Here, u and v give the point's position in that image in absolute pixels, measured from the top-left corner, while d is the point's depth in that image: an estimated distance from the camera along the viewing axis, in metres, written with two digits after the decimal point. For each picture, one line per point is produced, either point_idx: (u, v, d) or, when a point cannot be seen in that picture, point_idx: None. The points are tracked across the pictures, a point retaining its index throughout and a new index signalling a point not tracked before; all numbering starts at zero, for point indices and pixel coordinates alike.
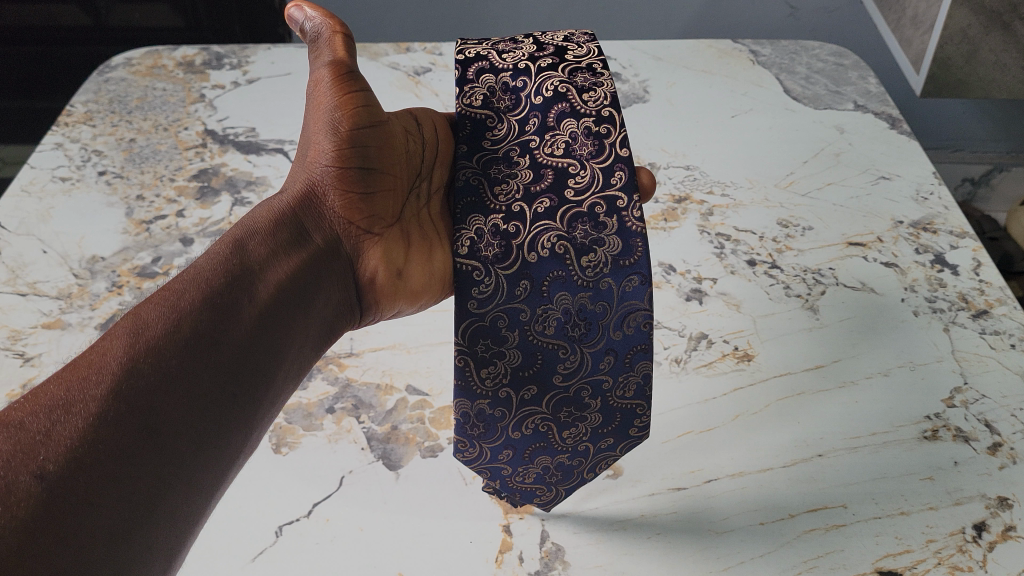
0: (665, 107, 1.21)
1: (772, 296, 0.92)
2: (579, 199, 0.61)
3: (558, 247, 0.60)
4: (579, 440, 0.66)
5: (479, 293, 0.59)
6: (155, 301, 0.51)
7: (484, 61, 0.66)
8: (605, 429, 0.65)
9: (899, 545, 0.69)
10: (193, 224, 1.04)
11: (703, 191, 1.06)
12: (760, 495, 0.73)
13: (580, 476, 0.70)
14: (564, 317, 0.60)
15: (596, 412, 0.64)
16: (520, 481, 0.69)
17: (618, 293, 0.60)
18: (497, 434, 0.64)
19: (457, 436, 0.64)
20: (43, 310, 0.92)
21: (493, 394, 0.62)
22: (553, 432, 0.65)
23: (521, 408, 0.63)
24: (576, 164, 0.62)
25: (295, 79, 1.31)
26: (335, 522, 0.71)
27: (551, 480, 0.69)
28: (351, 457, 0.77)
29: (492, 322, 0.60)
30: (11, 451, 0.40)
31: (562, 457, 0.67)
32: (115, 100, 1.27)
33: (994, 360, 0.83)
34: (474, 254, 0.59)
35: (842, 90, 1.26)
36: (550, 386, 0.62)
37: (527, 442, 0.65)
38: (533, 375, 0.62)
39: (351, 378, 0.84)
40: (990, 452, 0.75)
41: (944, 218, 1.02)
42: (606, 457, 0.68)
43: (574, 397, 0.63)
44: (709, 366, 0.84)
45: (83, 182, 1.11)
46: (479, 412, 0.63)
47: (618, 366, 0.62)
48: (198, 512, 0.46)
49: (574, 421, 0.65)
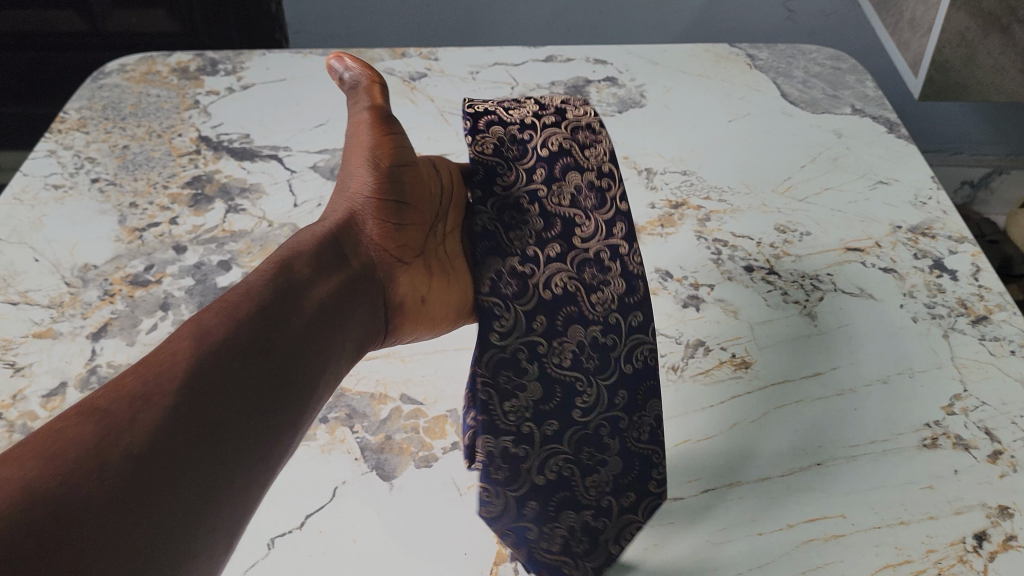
0: (661, 113, 1.21)
1: (770, 303, 0.91)
2: (586, 245, 0.65)
3: (568, 285, 0.63)
4: (601, 491, 0.65)
5: (503, 327, 0.60)
6: (210, 309, 0.48)
7: (493, 115, 0.64)
8: (626, 478, 0.66)
9: (899, 555, 0.68)
10: (186, 231, 1.03)
11: (700, 197, 1.06)
12: (759, 506, 0.72)
13: (606, 549, 0.66)
14: (579, 349, 0.63)
15: (616, 456, 0.65)
16: (545, 551, 0.65)
17: (625, 327, 0.65)
18: (521, 482, 0.63)
19: (482, 483, 0.62)
20: (34, 319, 0.91)
21: (516, 431, 0.62)
22: (575, 479, 0.64)
23: (544, 446, 0.63)
24: (581, 214, 0.65)
25: (291, 85, 1.30)
26: (329, 533, 0.70)
27: (576, 550, 0.66)
28: (344, 467, 0.76)
29: (515, 355, 0.61)
30: (93, 439, 0.37)
31: (585, 513, 0.65)
32: (109, 107, 1.26)
33: (995, 367, 0.83)
34: (498, 292, 0.60)
35: (840, 94, 1.25)
36: (571, 422, 0.63)
37: (550, 491, 0.64)
38: (554, 410, 0.63)
39: (345, 388, 0.83)
40: (990, 460, 0.75)
41: (943, 222, 1.01)
42: (630, 519, 0.67)
43: (594, 435, 0.64)
44: (707, 373, 0.83)
45: (75, 190, 1.10)
46: (503, 452, 0.61)
47: (631, 403, 0.65)
48: (245, 524, 0.42)
49: (595, 465, 0.65)
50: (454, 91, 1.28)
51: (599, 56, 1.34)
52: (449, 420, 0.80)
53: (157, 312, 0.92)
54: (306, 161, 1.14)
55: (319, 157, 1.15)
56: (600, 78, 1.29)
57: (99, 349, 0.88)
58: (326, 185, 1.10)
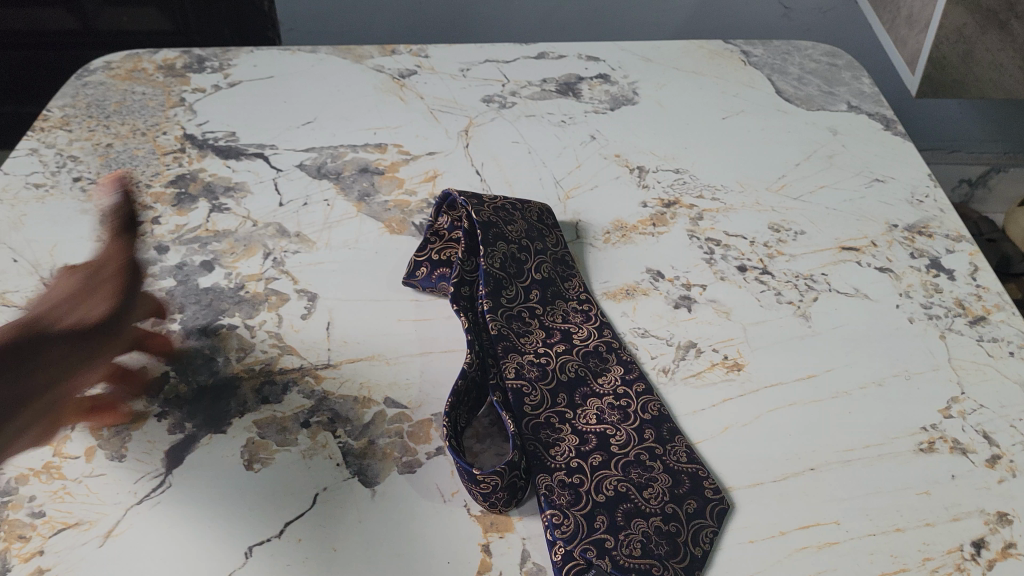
0: (653, 110, 1.19)
1: (763, 303, 0.89)
2: (560, 301, 0.89)
3: (558, 336, 0.84)
4: (662, 501, 0.69)
5: (530, 402, 0.77)
6: None
7: None
8: (680, 489, 0.70)
9: (895, 564, 0.66)
10: (169, 231, 1.01)
11: (693, 195, 1.04)
12: (750, 512, 0.70)
13: (688, 550, 0.66)
14: (588, 367, 0.81)
15: (663, 473, 0.71)
16: (630, 557, 0.65)
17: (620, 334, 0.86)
18: (586, 508, 0.68)
19: (551, 522, 0.67)
20: (11, 321, 0.89)
21: (565, 469, 0.71)
22: (634, 493, 0.69)
23: (593, 475, 0.71)
24: (533, 287, 0.89)
25: (278, 83, 1.28)
26: (308, 542, 0.69)
27: (661, 551, 0.66)
28: (325, 473, 0.74)
29: (542, 417, 0.76)
30: None
31: (655, 519, 0.67)
32: (93, 104, 1.24)
33: (993, 369, 0.81)
34: (520, 376, 0.79)
35: (835, 90, 1.23)
36: (608, 450, 0.73)
37: (614, 506, 0.68)
38: (589, 445, 0.73)
39: (327, 391, 0.81)
40: (989, 464, 0.73)
41: (940, 221, 0.99)
42: (703, 525, 0.68)
43: (636, 459, 0.72)
44: (698, 376, 0.81)
45: (57, 189, 1.08)
46: (557, 489, 0.69)
47: (652, 406, 0.77)
48: None
49: (647, 482, 0.70)
50: (444, 88, 1.26)
51: (591, 52, 1.33)
52: (434, 425, 0.78)
53: None
54: (293, 160, 1.12)
55: (306, 155, 1.13)
56: (592, 75, 1.28)
57: None
58: (312, 184, 1.08)
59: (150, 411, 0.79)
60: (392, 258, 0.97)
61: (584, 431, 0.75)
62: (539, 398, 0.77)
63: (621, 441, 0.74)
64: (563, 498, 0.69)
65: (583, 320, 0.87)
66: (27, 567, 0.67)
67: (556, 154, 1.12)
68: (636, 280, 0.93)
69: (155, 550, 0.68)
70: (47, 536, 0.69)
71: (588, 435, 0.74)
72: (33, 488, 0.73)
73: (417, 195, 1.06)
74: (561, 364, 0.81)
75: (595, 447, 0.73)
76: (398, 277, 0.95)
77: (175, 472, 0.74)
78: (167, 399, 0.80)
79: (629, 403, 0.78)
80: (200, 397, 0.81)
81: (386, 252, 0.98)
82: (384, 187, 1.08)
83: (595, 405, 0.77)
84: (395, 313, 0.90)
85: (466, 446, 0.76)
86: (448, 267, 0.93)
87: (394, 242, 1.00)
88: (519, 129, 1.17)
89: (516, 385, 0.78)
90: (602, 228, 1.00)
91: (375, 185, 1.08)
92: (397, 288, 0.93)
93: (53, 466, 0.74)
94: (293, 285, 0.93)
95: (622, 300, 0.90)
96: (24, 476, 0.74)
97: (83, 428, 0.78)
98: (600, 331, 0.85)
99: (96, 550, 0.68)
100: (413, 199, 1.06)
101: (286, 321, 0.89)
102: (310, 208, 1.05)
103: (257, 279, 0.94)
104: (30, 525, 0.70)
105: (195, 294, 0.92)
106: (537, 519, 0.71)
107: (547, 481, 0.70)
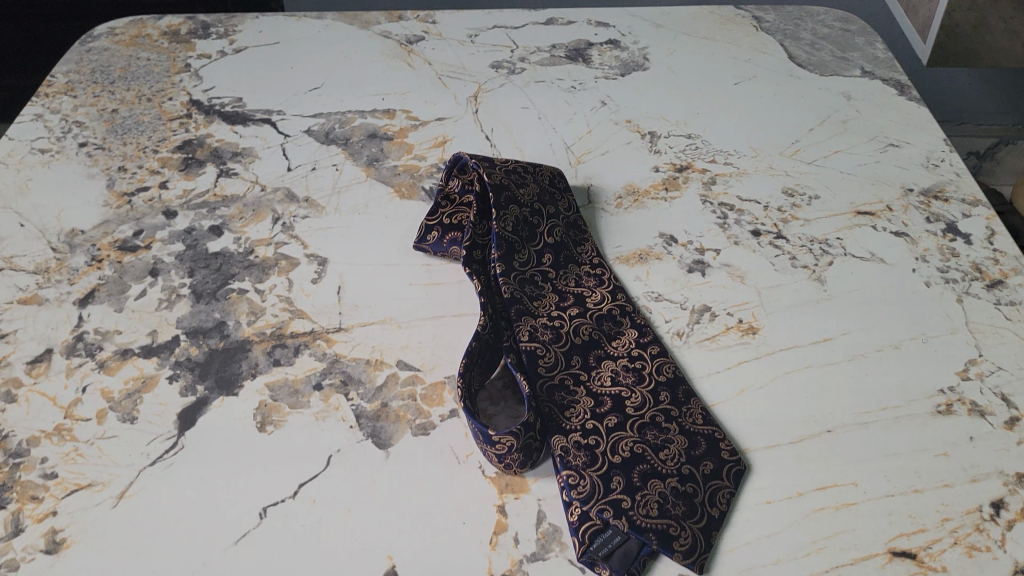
0: (664, 76, 1.18)
1: (777, 267, 0.88)
2: (572, 265, 0.88)
3: (571, 299, 0.84)
4: (678, 462, 0.69)
5: (545, 363, 0.76)
6: None
7: None
8: (696, 451, 0.70)
9: (913, 524, 0.66)
10: (177, 195, 1.00)
11: (705, 160, 1.03)
12: (766, 473, 0.69)
13: (706, 511, 0.66)
14: (603, 330, 0.81)
15: (679, 435, 0.71)
16: (646, 517, 0.65)
17: (635, 299, 0.85)
18: (602, 469, 0.67)
19: (567, 484, 0.67)
20: (19, 285, 0.88)
21: (581, 429, 0.71)
22: (649, 454, 0.69)
23: (610, 436, 0.70)
24: (546, 253, 0.88)
25: (285, 49, 1.27)
26: (322, 503, 0.68)
27: (678, 512, 0.65)
28: (338, 435, 0.73)
29: (556, 379, 0.75)
30: None
31: (671, 480, 0.67)
32: (98, 70, 1.23)
33: (1011, 332, 0.80)
34: (534, 338, 0.78)
35: (848, 56, 1.22)
36: (623, 412, 0.72)
37: (630, 467, 0.68)
38: (603, 407, 0.73)
39: (339, 354, 0.81)
40: (1007, 426, 0.72)
41: (956, 185, 0.98)
42: (719, 487, 0.68)
43: (652, 420, 0.72)
44: (712, 339, 0.81)
45: (63, 154, 1.07)
46: (572, 450, 0.69)
47: (667, 370, 0.77)
48: None
49: (663, 443, 0.70)
50: (452, 54, 1.25)
51: (601, 18, 1.31)
52: (447, 387, 0.78)
53: (146, 278, 0.89)
54: (301, 125, 1.11)
55: (314, 120, 1.12)
56: (602, 41, 1.26)
57: (86, 316, 0.85)
58: (320, 149, 1.07)
59: (161, 374, 0.79)
60: (402, 222, 0.96)
61: (599, 393, 0.74)
62: (553, 359, 0.77)
63: (636, 403, 0.73)
64: (579, 459, 0.68)
65: (596, 284, 0.86)
66: (40, 528, 0.67)
67: (566, 119, 1.11)
68: (649, 245, 0.92)
69: (169, 510, 0.68)
70: (59, 497, 0.69)
71: (603, 397, 0.74)
72: (44, 449, 0.72)
73: (427, 160, 1.05)
74: (575, 326, 0.80)
75: (610, 408, 0.72)
76: (408, 241, 0.94)
77: (188, 434, 0.73)
78: (178, 362, 0.80)
79: (644, 365, 0.77)
80: (211, 360, 0.80)
81: (396, 217, 0.97)
82: (393, 153, 1.06)
83: (609, 367, 0.77)
84: (406, 277, 0.89)
85: (480, 408, 0.75)
86: (459, 231, 0.93)
87: (404, 207, 0.99)
88: (528, 94, 1.16)
89: (530, 348, 0.77)
90: (614, 193, 0.99)
91: (384, 151, 1.07)
92: (408, 252, 0.92)
93: (64, 427, 0.74)
94: (303, 250, 0.93)
95: (635, 265, 0.89)
96: (35, 438, 0.73)
97: (94, 390, 0.77)
98: (613, 295, 0.85)
99: (110, 511, 0.68)
100: (422, 164, 1.05)
101: (297, 285, 0.88)
102: (319, 173, 1.04)
103: (266, 243, 0.93)
104: (42, 486, 0.70)
105: (204, 258, 0.91)
106: (552, 480, 0.70)
107: (563, 443, 0.70)
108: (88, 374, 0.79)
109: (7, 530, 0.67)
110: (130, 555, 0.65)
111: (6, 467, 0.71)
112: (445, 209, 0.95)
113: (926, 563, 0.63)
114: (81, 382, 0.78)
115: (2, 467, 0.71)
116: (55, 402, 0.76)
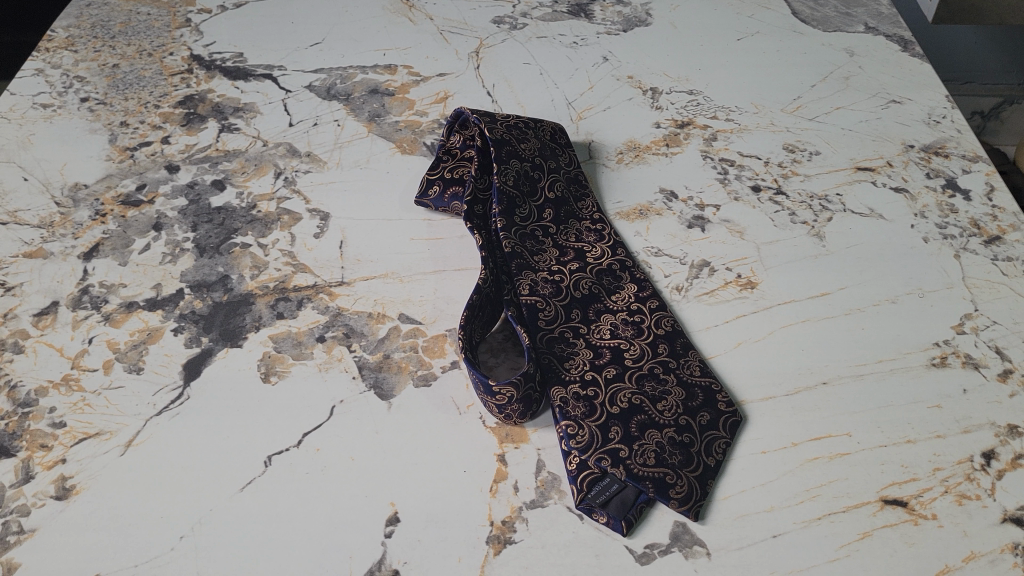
0: (667, 33, 1.18)
1: (777, 223, 0.89)
2: (570, 220, 0.88)
3: (570, 253, 0.84)
4: (676, 413, 0.70)
5: (545, 317, 0.77)
6: None
7: None
8: (694, 403, 0.71)
9: (905, 473, 0.67)
10: (179, 150, 1.01)
11: (707, 116, 1.03)
12: (762, 424, 0.71)
13: (700, 460, 0.67)
14: (601, 285, 0.81)
15: (676, 386, 0.72)
16: (644, 466, 0.66)
17: (632, 254, 0.86)
18: (601, 418, 0.69)
19: (568, 436, 0.68)
20: (24, 239, 0.89)
21: (581, 379, 0.72)
22: (647, 405, 0.70)
23: (608, 386, 0.71)
24: (545, 209, 0.88)
25: (286, 4, 1.26)
26: (325, 452, 0.69)
27: (675, 461, 0.67)
28: (341, 386, 0.74)
29: (557, 332, 0.76)
30: None
31: (668, 430, 0.68)
32: (98, 25, 1.22)
33: (1007, 287, 0.81)
34: (535, 292, 0.79)
35: (852, 11, 1.21)
36: (623, 364, 0.73)
37: (628, 417, 0.69)
38: (604, 360, 0.74)
39: (341, 307, 0.81)
40: (1001, 378, 0.73)
41: (957, 141, 0.99)
42: (714, 437, 0.69)
43: (652, 373, 0.73)
44: (711, 294, 0.82)
45: (64, 109, 1.07)
46: (573, 400, 0.70)
47: (665, 325, 0.77)
48: None
49: (661, 395, 0.71)
50: (454, 9, 1.24)
51: None
52: (448, 339, 0.79)
53: (150, 233, 0.90)
54: (302, 80, 1.11)
55: (315, 76, 1.12)
56: None
57: (90, 270, 0.86)
58: (322, 105, 1.07)
59: (166, 326, 0.80)
60: (404, 178, 0.97)
61: (598, 345, 0.75)
62: (554, 313, 0.78)
63: (635, 354, 0.74)
64: (578, 409, 0.69)
65: (596, 239, 0.87)
66: (49, 475, 0.68)
67: (569, 75, 1.11)
68: (650, 200, 0.92)
69: (176, 459, 0.69)
70: (68, 445, 0.70)
71: (602, 349, 0.75)
72: (53, 399, 0.73)
73: (428, 115, 1.05)
74: (574, 280, 0.81)
75: (609, 360, 0.74)
76: (409, 196, 0.94)
77: (193, 384, 0.75)
78: (182, 315, 0.81)
79: (643, 318, 0.78)
80: (215, 312, 0.81)
81: (397, 172, 0.97)
82: (394, 108, 1.06)
83: (608, 320, 0.78)
84: (407, 231, 0.90)
85: (480, 360, 0.76)
86: (460, 186, 0.93)
87: (405, 163, 0.99)
88: (530, 50, 1.15)
89: (531, 300, 0.78)
90: (615, 148, 0.99)
91: (386, 106, 1.07)
92: (409, 207, 0.93)
93: (72, 378, 0.75)
94: (305, 205, 0.93)
95: (635, 220, 0.90)
96: (43, 388, 0.74)
97: (99, 342, 0.78)
98: (614, 250, 0.85)
99: (119, 458, 0.69)
100: (424, 119, 1.05)
101: (299, 239, 0.89)
102: (320, 129, 1.04)
103: (268, 198, 0.94)
104: (51, 435, 0.71)
105: (207, 213, 0.92)
106: (551, 430, 0.71)
107: (562, 393, 0.70)
108: (94, 326, 0.80)
109: (18, 477, 0.68)
110: (138, 500, 0.67)
111: (15, 416, 0.72)
112: (447, 162, 0.95)
113: (917, 511, 0.65)
114: (88, 333, 0.79)
115: (11, 416, 0.72)
116: (61, 353, 0.77)
